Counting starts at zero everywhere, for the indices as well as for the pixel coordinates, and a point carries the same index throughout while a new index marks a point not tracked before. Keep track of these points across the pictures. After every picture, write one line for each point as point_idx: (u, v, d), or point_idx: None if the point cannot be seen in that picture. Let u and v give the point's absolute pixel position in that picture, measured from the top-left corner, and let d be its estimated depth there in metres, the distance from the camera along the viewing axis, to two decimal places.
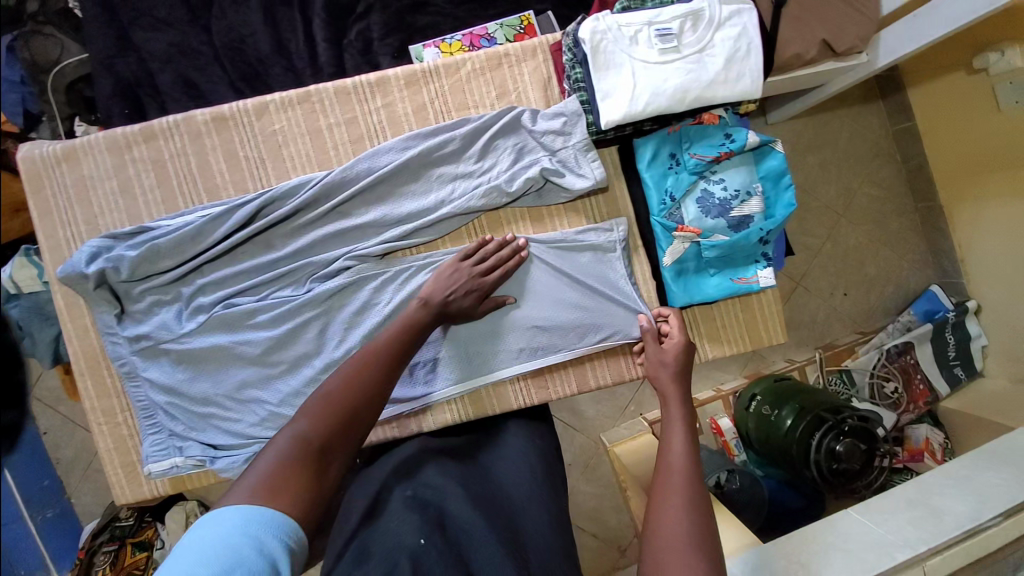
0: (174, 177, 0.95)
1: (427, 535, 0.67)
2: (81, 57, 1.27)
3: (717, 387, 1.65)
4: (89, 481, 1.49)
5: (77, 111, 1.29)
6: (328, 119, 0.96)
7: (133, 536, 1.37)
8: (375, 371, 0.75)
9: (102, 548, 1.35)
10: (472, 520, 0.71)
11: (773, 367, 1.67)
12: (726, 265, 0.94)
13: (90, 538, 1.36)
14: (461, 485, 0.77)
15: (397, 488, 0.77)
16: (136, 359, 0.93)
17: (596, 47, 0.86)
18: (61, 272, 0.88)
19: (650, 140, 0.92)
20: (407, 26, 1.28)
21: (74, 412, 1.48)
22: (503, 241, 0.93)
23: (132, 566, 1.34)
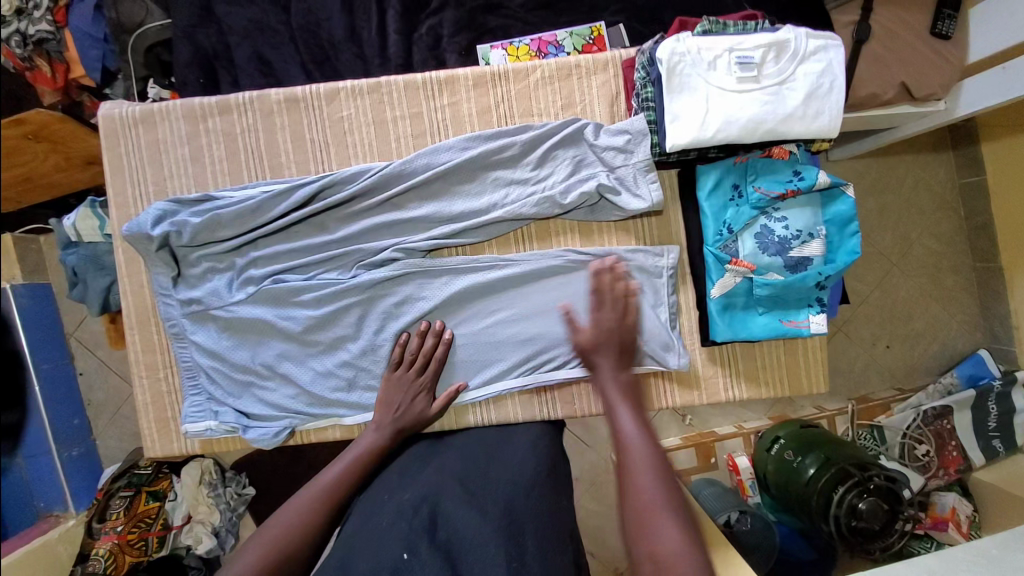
0: (242, 151, 0.98)
1: (411, 552, 0.69)
2: (163, 21, 1.31)
3: (738, 424, 1.61)
4: (118, 426, 1.55)
5: (153, 73, 1.34)
6: (394, 111, 0.98)
7: (149, 485, 1.38)
8: (320, 506, 0.79)
9: (119, 492, 1.37)
10: (467, 517, 0.74)
11: (800, 412, 1.62)
12: (776, 305, 0.91)
13: (110, 479, 1.39)
14: (458, 484, 0.80)
15: (397, 490, 0.81)
16: (184, 322, 0.97)
17: (672, 68, 0.84)
18: (128, 231, 0.92)
19: (714, 168, 0.90)
20: (477, 26, 1.29)
21: (112, 358, 1.55)
22: (423, 330, 0.95)
23: (144, 514, 1.35)
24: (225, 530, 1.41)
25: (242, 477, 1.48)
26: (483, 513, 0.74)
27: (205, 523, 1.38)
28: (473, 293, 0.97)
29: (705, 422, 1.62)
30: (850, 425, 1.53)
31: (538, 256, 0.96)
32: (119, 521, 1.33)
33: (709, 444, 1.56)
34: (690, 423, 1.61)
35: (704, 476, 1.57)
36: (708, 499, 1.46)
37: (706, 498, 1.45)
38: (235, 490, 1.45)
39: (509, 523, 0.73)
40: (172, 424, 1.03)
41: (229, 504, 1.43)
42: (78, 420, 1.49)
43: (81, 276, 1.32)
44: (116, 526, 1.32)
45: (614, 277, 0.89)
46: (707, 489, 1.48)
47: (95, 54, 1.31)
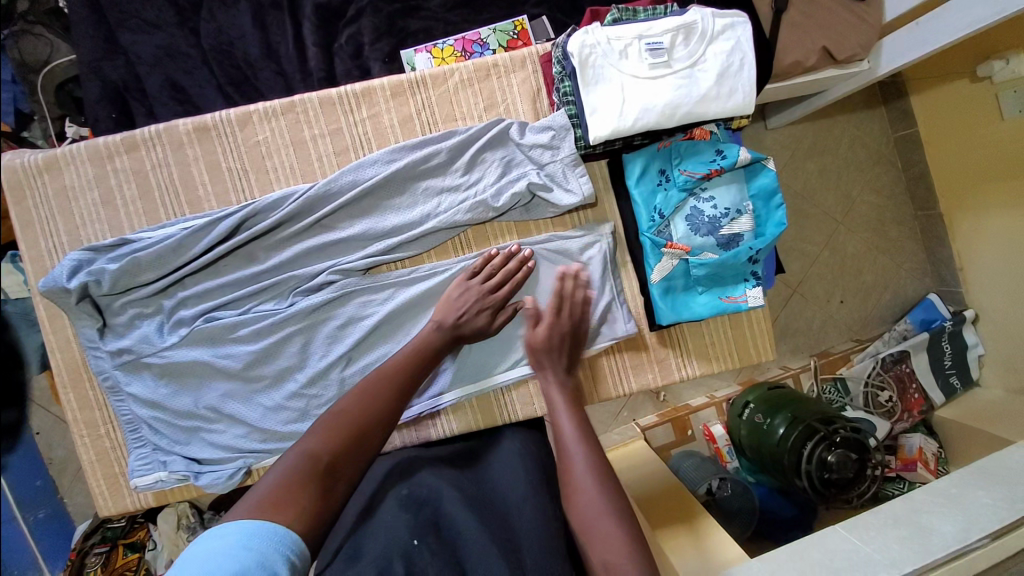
0: (156, 189, 0.94)
1: (420, 537, 0.69)
2: (70, 57, 1.25)
3: (709, 394, 1.64)
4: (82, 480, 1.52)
5: (68, 112, 1.27)
6: (312, 131, 0.94)
7: (125, 537, 1.39)
8: (388, 389, 0.79)
9: (94, 549, 1.35)
10: (466, 519, 0.72)
11: (767, 374, 1.66)
12: (714, 283, 0.91)
13: (82, 538, 1.37)
14: (456, 487, 0.79)
15: (388, 491, 0.81)
16: (119, 373, 0.93)
17: (585, 61, 0.83)
18: (43, 286, 0.88)
19: (639, 156, 0.89)
20: (398, 30, 1.26)
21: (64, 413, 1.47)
22: (509, 253, 0.92)
23: (123, 567, 1.36)
24: None
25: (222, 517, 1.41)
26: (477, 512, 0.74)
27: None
28: (417, 306, 0.96)
29: (678, 396, 1.65)
30: (814, 381, 1.59)
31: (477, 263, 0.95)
32: None
33: (685, 418, 1.59)
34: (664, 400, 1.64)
35: (682, 449, 1.59)
36: (686, 470, 1.48)
37: (684, 470, 1.47)
38: None
39: (503, 525, 0.74)
40: (122, 478, 0.98)
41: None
42: (41, 480, 1.43)
43: None
44: None
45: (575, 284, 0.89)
46: (686, 461, 1.50)
47: (5, 98, 1.22)
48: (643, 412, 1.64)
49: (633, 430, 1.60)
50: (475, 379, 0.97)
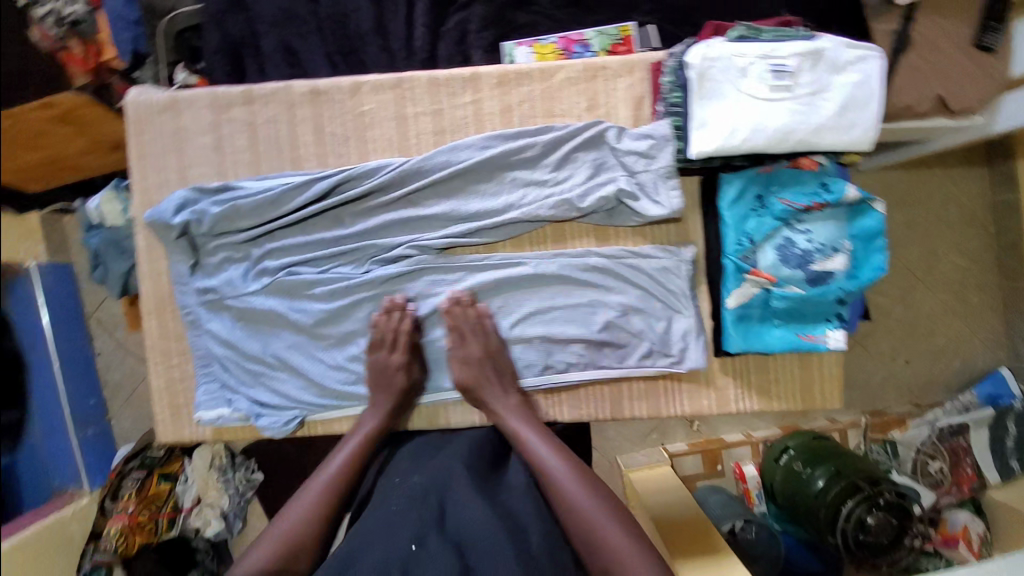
0: (264, 143, 0.99)
1: (417, 541, 0.75)
2: (195, 8, 1.31)
3: (747, 432, 1.59)
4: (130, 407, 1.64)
5: (181, 57, 1.33)
6: (414, 108, 0.97)
7: (161, 468, 1.54)
8: (329, 492, 0.87)
9: (130, 473, 1.50)
10: (473, 510, 0.80)
11: (811, 424, 1.57)
12: (793, 319, 0.88)
13: (122, 462, 1.52)
14: (464, 476, 0.86)
15: (406, 475, 0.88)
16: (201, 310, 0.98)
17: (702, 73, 0.82)
18: (151, 217, 0.95)
19: (738, 177, 0.87)
20: (506, 22, 1.30)
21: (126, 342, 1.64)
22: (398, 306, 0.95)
23: (156, 495, 1.51)
24: (233, 513, 1.57)
25: (251, 462, 1.61)
26: (488, 507, 0.81)
27: (213, 508, 1.52)
28: (484, 294, 0.97)
29: (714, 429, 1.63)
30: (861, 440, 1.48)
31: (551, 259, 0.95)
32: (131, 501, 1.46)
33: (716, 451, 1.54)
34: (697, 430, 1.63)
35: (710, 482, 1.55)
36: (711, 506, 1.45)
37: (710, 505, 1.44)
38: (244, 475, 1.60)
39: (514, 523, 0.80)
40: (185, 410, 1.04)
41: (239, 487, 1.57)
42: (95, 401, 1.60)
43: (102, 259, 1.36)
44: (127, 506, 1.45)
45: (463, 309, 0.94)
46: (712, 496, 1.47)
47: (127, 38, 1.29)
48: (674, 438, 1.62)
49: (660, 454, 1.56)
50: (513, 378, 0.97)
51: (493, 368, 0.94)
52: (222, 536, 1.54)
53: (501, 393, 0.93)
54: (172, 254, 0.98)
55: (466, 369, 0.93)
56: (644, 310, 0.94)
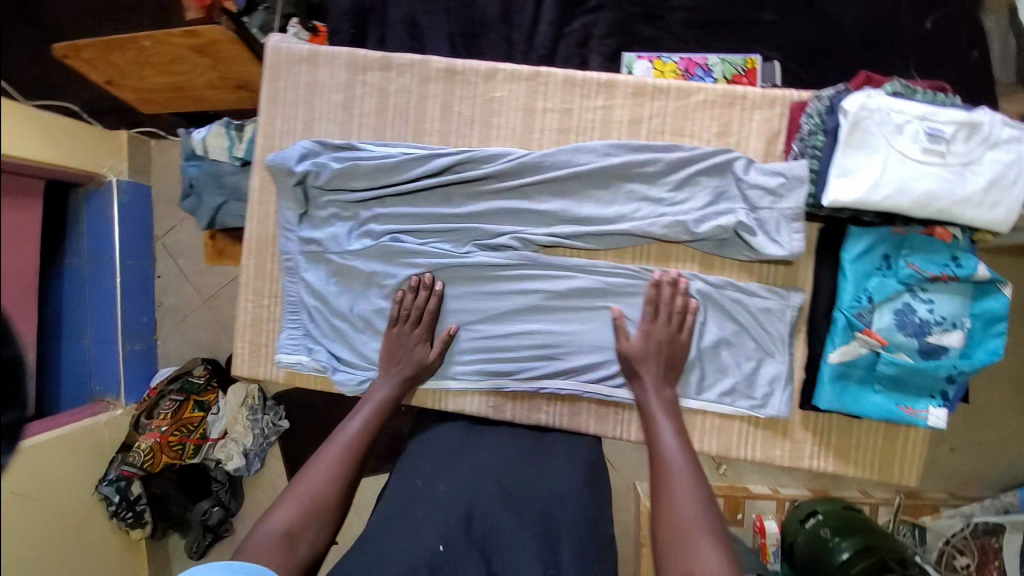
0: (392, 110, 1.01)
1: (446, 544, 0.73)
2: None
3: (774, 487, 1.52)
4: (178, 331, 1.98)
5: (298, 13, 1.37)
6: (544, 103, 0.97)
7: (198, 395, 1.81)
8: (350, 452, 0.88)
9: (170, 395, 1.78)
10: (502, 521, 0.78)
11: (843, 493, 1.50)
12: (895, 387, 0.86)
13: (165, 382, 1.81)
14: (494, 484, 0.84)
15: (433, 480, 0.86)
16: (300, 258, 1.01)
17: (857, 122, 0.80)
18: (273, 161, 0.97)
19: (868, 233, 0.85)
20: (630, 33, 1.30)
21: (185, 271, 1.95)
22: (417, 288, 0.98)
23: (188, 420, 1.76)
24: (252, 453, 1.81)
25: (277, 409, 1.88)
26: (522, 521, 0.78)
27: (238, 444, 1.78)
28: (575, 295, 0.98)
29: (739, 476, 1.54)
30: (893, 518, 1.45)
31: (652, 277, 0.93)
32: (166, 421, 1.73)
33: (740, 498, 1.48)
34: (723, 473, 1.53)
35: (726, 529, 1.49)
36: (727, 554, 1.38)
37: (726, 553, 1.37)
38: (270, 421, 1.85)
39: (546, 538, 0.77)
40: (264, 349, 1.07)
41: (263, 430, 1.83)
42: (147, 319, 1.94)
43: (195, 188, 1.38)
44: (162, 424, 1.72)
45: (673, 291, 0.91)
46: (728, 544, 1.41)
47: None
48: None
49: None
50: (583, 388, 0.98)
51: (669, 358, 0.91)
52: (239, 470, 1.80)
53: (661, 381, 0.90)
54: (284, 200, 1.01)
55: (650, 345, 0.90)
56: (735, 346, 0.93)
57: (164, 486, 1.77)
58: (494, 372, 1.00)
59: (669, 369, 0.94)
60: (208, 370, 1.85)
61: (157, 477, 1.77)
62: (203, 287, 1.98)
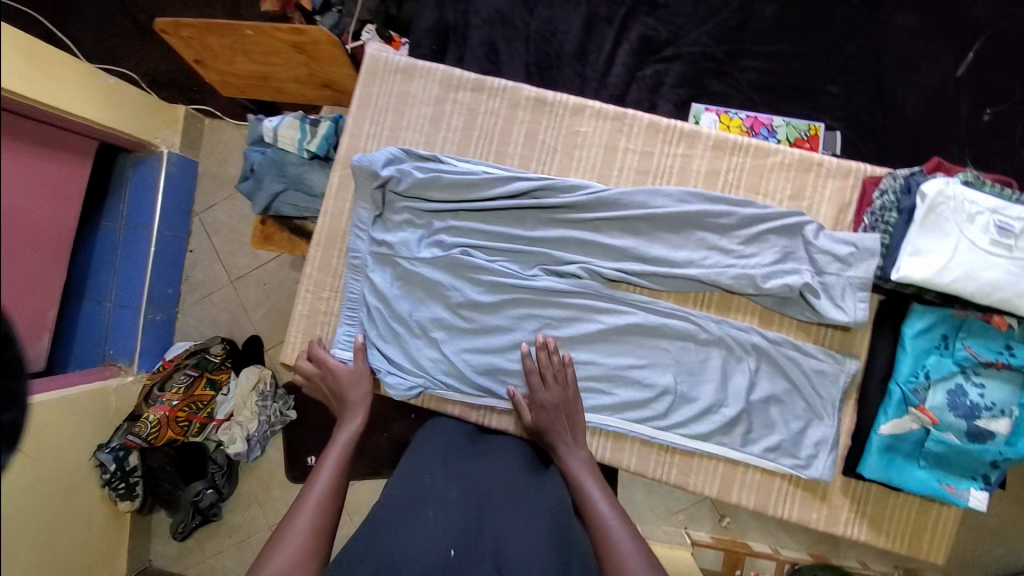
0: (477, 129, 1.05)
1: (457, 547, 0.68)
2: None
3: (774, 546, 1.44)
4: (200, 307, 1.96)
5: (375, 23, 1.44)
6: (627, 143, 1.01)
7: (211, 373, 1.76)
8: (327, 507, 0.82)
9: (185, 370, 1.73)
10: (513, 524, 0.74)
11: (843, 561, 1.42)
12: (941, 465, 0.88)
13: (183, 356, 1.77)
14: (506, 490, 0.81)
15: (442, 482, 0.81)
16: (368, 258, 1.04)
17: (932, 207, 0.85)
18: (359, 161, 1.00)
19: (930, 313, 0.89)
20: (700, 86, 1.34)
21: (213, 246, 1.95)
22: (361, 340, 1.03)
23: (198, 398, 1.71)
24: (255, 439, 1.74)
25: (288, 399, 1.84)
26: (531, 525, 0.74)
27: (241, 428, 1.73)
28: (632, 333, 0.98)
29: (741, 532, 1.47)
30: None
31: (716, 323, 0.96)
32: (177, 395, 1.68)
33: (741, 555, 1.40)
34: (726, 525, 1.47)
35: None
36: None
37: None
38: (278, 409, 1.79)
39: (561, 549, 0.71)
40: (316, 341, 1.08)
41: (269, 417, 1.77)
42: (172, 291, 1.93)
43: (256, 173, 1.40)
44: (173, 399, 1.67)
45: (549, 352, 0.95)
46: None
47: None
48: (697, 528, 1.47)
49: (681, 538, 1.46)
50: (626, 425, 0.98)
51: (570, 418, 0.94)
52: (239, 456, 1.74)
53: (571, 441, 0.92)
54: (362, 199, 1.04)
55: (549, 409, 0.93)
56: (786, 403, 0.95)
57: (159, 462, 1.72)
58: None
59: (716, 416, 0.95)
60: (226, 350, 1.80)
61: (154, 452, 1.72)
62: (231, 267, 1.96)
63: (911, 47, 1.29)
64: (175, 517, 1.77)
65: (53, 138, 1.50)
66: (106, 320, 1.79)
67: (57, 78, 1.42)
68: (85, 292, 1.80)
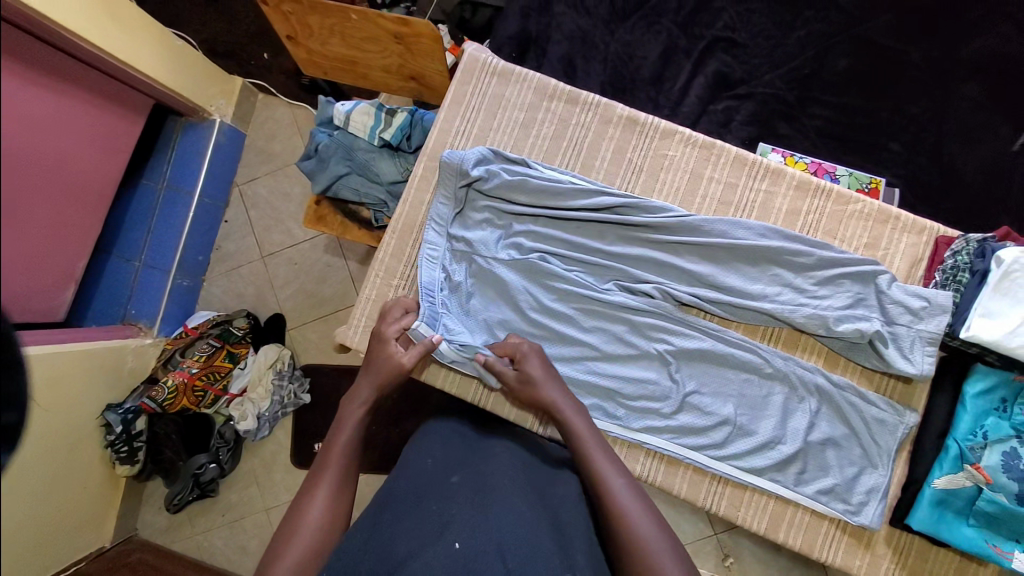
0: (567, 141, 1.10)
1: (462, 542, 0.66)
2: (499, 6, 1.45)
3: None
4: (225, 279, 1.91)
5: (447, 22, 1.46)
6: (711, 172, 1.07)
7: (232, 345, 1.71)
8: (335, 475, 0.82)
9: (208, 339, 1.70)
10: (521, 515, 0.71)
11: None
12: (990, 525, 0.89)
13: (208, 325, 1.74)
14: (511, 478, 0.79)
15: (445, 468, 0.82)
16: (445, 254, 1.06)
17: (1008, 272, 0.88)
18: (449, 157, 1.03)
19: (992, 374, 0.91)
20: (769, 127, 1.33)
21: (251, 222, 1.92)
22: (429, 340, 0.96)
23: (216, 368, 1.67)
24: (265, 418, 1.71)
25: (304, 381, 1.77)
26: (535, 515, 0.73)
27: (253, 405, 1.69)
28: (699, 358, 1.00)
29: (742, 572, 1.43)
30: None
31: (783, 359, 0.98)
32: (197, 363, 1.66)
33: None
34: (729, 566, 1.43)
35: None
36: None
37: None
38: (293, 390, 1.74)
39: (561, 543, 0.71)
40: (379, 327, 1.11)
41: (283, 398, 1.73)
42: (201, 258, 1.88)
43: (320, 154, 1.40)
44: (193, 366, 1.65)
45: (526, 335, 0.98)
46: None
47: None
48: (699, 564, 1.44)
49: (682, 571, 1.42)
50: (681, 450, 0.99)
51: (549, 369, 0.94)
52: (246, 433, 1.70)
53: (557, 386, 0.92)
54: (444, 194, 1.07)
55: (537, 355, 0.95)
56: (841, 448, 0.97)
57: (165, 429, 1.65)
58: (603, 411, 1.01)
59: (771, 450, 0.97)
60: (250, 325, 1.76)
61: (162, 418, 1.66)
62: (265, 243, 1.91)
63: (972, 117, 1.26)
64: (172, 487, 1.69)
65: (111, 91, 1.45)
66: (132, 279, 1.74)
67: (118, 25, 1.39)
68: (114, 248, 1.74)
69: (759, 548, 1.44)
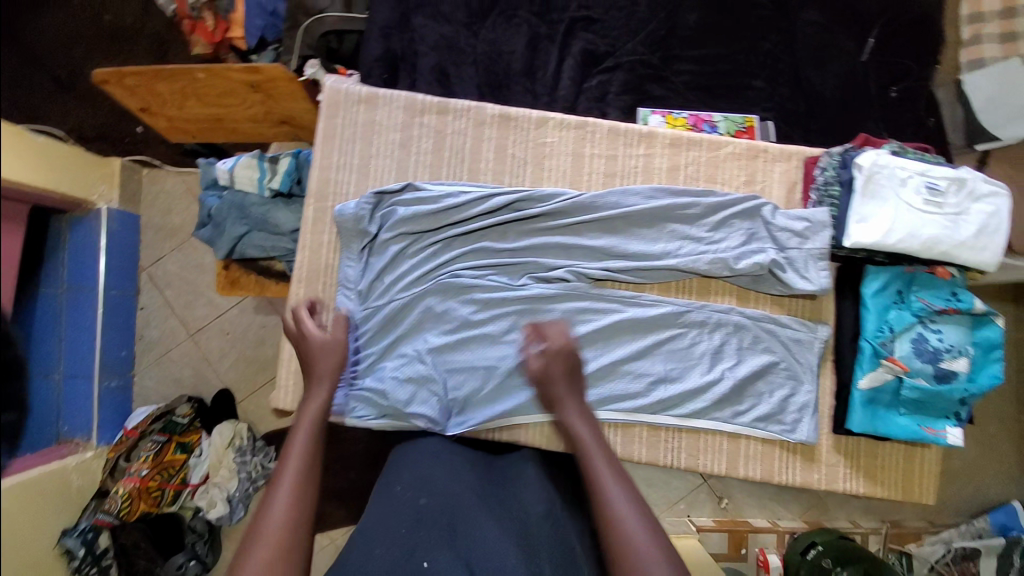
0: (448, 150, 1.10)
1: (429, 560, 0.70)
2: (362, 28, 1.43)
3: (772, 519, 1.45)
4: (155, 369, 1.80)
5: (315, 55, 1.40)
6: (591, 148, 1.10)
7: (180, 435, 1.63)
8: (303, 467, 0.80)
9: (151, 436, 1.59)
10: (489, 528, 0.74)
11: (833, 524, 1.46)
12: (918, 409, 0.96)
13: (149, 420, 1.62)
14: (477, 496, 0.80)
15: (413, 492, 0.80)
16: (356, 317, 1.04)
17: (869, 176, 0.95)
18: (340, 215, 1.03)
19: (883, 272, 0.98)
20: (642, 91, 1.37)
21: (167, 302, 1.82)
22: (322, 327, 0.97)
23: (169, 463, 1.58)
24: (236, 499, 1.58)
25: (268, 450, 1.67)
26: (501, 527, 0.74)
27: (221, 489, 1.56)
28: (622, 327, 1.03)
29: (738, 508, 1.48)
30: (882, 547, 1.40)
31: (696, 308, 1.02)
32: (145, 465, 1.54)
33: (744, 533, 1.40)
34: (725, 507, 1.47)
35: (732, 566, 1.40)
36: None
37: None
38: (259, 461, 1.65)
39: (529, 554, 0.72)
40: None
41: (249, 473, 1.63)
42: (124, 352, 1.76)
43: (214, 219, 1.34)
44: (141, 469, 1.53)
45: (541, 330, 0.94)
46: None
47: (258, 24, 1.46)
48: (698, 513, 1.48)
49: (686, 526, 1.43)
50: (629, 416, 1.01)
51: (570, 364, 0.91)
52: (221, 521, 1.55)
53: (574, 391, 0.89)
54: (350, 256, 1.06)
55: (546, 361, 0.90)
56: (765, 377, 1.01)
57: (132, 538, 1.49)
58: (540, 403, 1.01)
59: (705, 394, 1.01)
60: (194, 409, 1.67)
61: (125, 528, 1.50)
62: (188, 321, 1.81)
63: (819, 40, 1.34)
64: None
65: None
66: None
67: None
68: None
69: (746, 483, 1.49)
